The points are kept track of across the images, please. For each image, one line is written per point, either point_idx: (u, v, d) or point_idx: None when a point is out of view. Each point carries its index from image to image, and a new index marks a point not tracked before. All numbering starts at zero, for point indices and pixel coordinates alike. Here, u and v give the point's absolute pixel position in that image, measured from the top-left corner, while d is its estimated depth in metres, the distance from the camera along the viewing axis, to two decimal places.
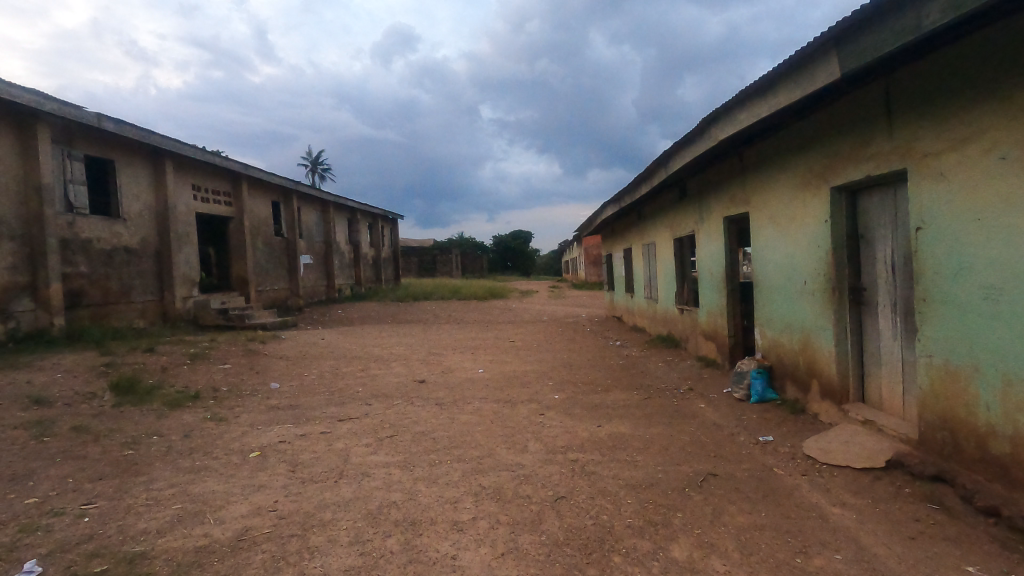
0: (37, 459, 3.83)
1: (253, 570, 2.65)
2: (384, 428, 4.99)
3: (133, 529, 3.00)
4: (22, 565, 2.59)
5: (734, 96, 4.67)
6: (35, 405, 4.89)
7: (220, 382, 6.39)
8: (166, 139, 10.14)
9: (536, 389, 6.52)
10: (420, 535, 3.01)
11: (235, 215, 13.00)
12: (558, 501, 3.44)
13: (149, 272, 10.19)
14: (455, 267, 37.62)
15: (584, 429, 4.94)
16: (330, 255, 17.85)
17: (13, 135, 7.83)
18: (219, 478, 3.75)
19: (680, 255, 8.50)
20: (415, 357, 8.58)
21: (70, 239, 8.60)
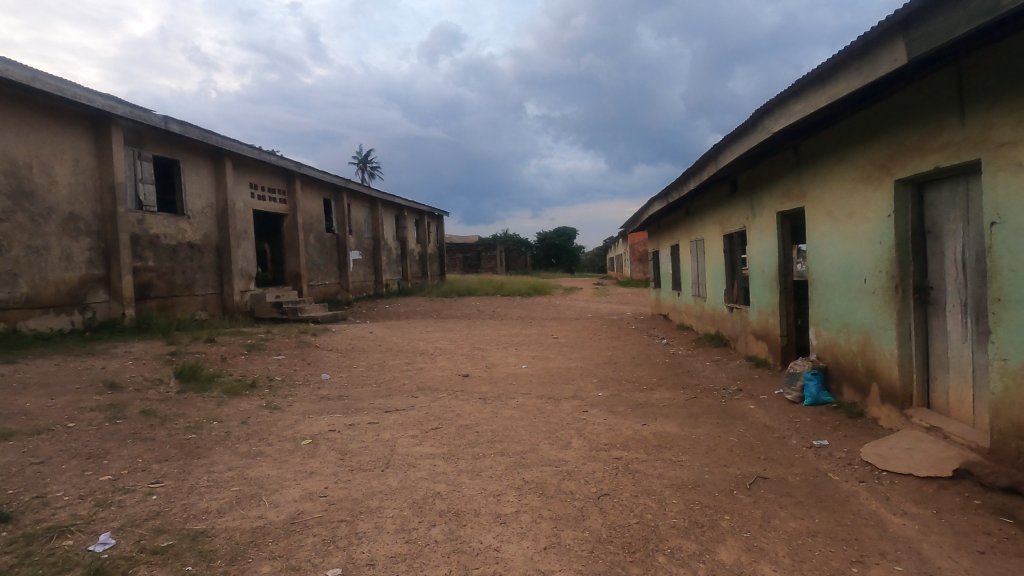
0: (111, 439, 4.11)
1: (305, 552, 2.76)
2: (428, 420, 5.08)
3: (196, 508, 3.18)
4: (98, 537, 2.79)
5: (789, 86, 4.49)
6: (108, 389, 5.24)
7: (274, 372, 6.67)
8: (225, 139, 10.63)
9: (579, 385, 6.50)
10: (464, 526, 3.06)
11: (289, 213, 13.47)
12: (602, 498, 3.42)
13: (210, 267, 10.73)
14: (499, 264, 37.74)
15: (628, 426, 4.89)
16: (378, 251, 18.28)
17: (90, 139, 8.38)
18: (273, 463, 3.92)
19: (730, 252, 8.25)
20: (459, 351, 8.71)
21: (140, 235, 9.15)
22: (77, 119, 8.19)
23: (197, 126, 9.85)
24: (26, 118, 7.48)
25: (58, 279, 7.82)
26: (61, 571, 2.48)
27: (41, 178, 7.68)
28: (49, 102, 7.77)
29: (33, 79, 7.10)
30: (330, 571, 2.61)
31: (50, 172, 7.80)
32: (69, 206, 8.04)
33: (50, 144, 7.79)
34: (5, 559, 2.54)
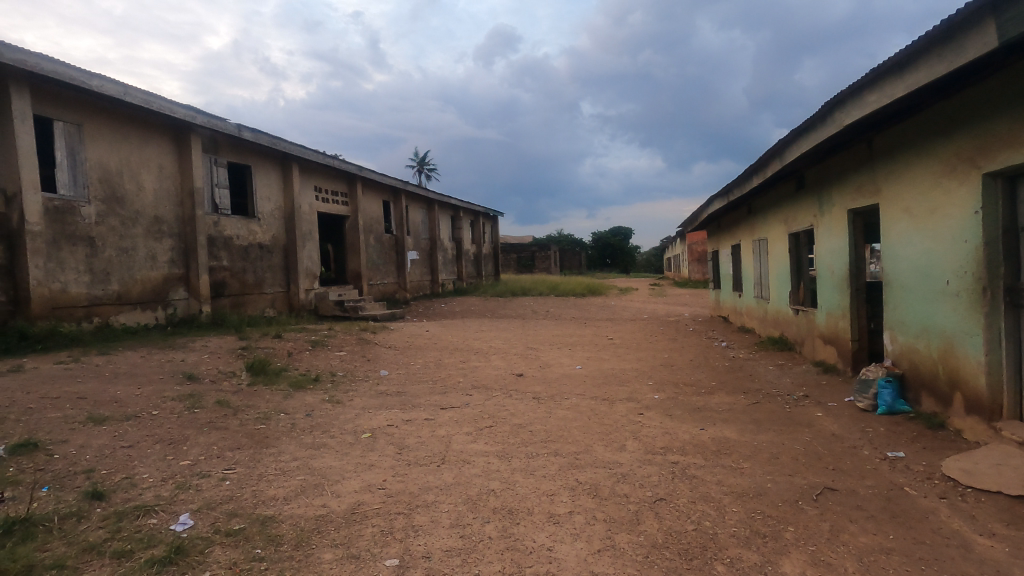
0: (189, 427, 4.40)
1: (364, 541, 2.87)
2: (483, 418, 5.15)
3: (264, 494, 3.36)
4: (178, 517, 3.00)
5: (863, 76, 4.25)
6: (187, 379, 5.62)
7: (337, 368, 6.95)
8: (293, 145, 11.18)
9: (635, 388, 6.38)
10: (517, 524, 3.08)
11: (351, 214, 13.97)
12: (657, 502, 3.35)
13: (278, 267, 11.29)
14: (553, 264, 37.65)
15: (685, 431, 4.77)
16: (434, 252, 18.66)
17: (172, 147, 9.02)
18: (335, 455, 4.08)
19: (796, 252, 7.88)
20: (513, 351, 8.77)
21: (215, 236, 9.75)
22: (162, 129, 8.84)
23: (267, 134, 10.40)
24: (118, 129, 8.14)
25: (144, 277, 8.45)
26: (146, 547, 2.68)
27: (131, 184, 8.33)
28: (138, 114, 8.42)
29: (124, 93, 7.72)
30: (387, 561, 2.69)
31: (139, 179, 8.44)
32: (154, 210, 8.69)
33: (139, 152, 8.44)
34: (99, 533, 2.77)
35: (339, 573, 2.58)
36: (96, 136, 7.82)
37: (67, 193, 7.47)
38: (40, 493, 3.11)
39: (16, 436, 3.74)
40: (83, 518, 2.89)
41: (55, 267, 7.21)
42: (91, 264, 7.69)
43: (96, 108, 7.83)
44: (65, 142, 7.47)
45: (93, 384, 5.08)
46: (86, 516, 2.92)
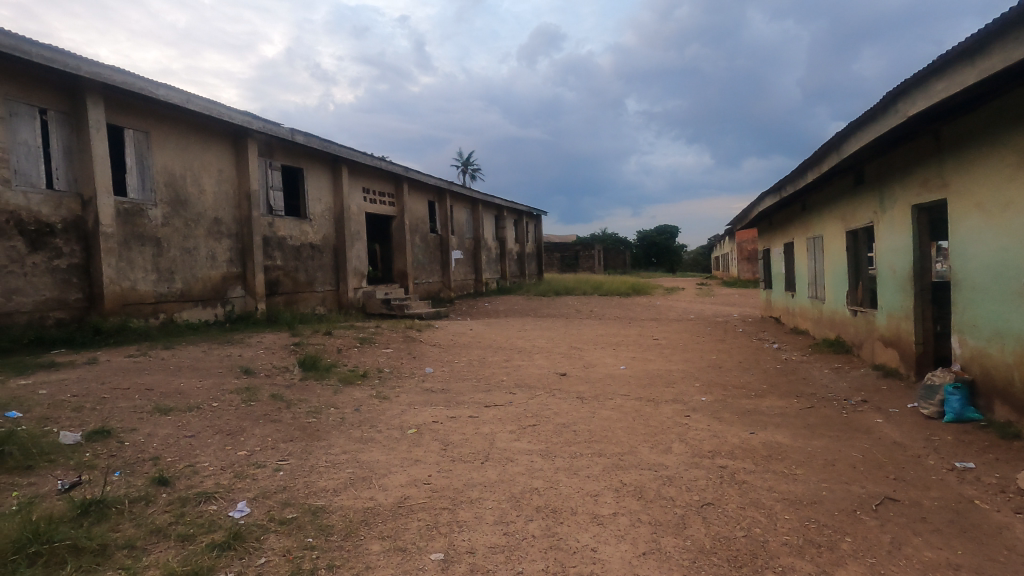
0: (246, 419, 4.61)
1: (411, 535, 2.93)
2: (526, 417, 5.16)
3: (316, 485, 3.48)
4: (236, 505, 3.15)
5: (929, 64, 4.02)
6: (244, 374, 5.88)
7: (383, 364, 7.12)
8: (342, 147, 11.52)
9: (681, 389, 6.25)
10: (561, 523, 3.07)
11: (397, 215, 14.26)
12: (705, 507, 3.28)
13: (328, 266, 11.66)
14: (597, 263, 37.29)
15: (734, 434, 4.64)
16: (478, 251, 18.82)
17: (231, 151, 9.45)
18: (382, 449, 4.19)
19: (854, 250, 7.51)
20: (557, 350, 8.74)
21: (270, 237, 10.17)
22: (221, 134, 9.27)
23: (318, 137, 10.75)
24: (182, 136, 8.59)
25: (205, 276, 8.89)
26: (207, 532, 2.82)
27: (193, 187, 8.78)
28: (200, 121, 8.87)
29: (187, 100, 8.15)
30: (432, 555, 2.74)
31: (200, 182, 8.89)
32: (214, 212, 9.13)
33: (200, 157, 8.89)
34: (164, 517, 2.94)
35: (386, 565, 2.64)
36: (161, 142, 8.28)
37: (136, 196, 7.94)
38: (113, 477, 3.32)
39: (92, 424, 4.01)
40: (150, 502, 3.07)
41: (126, 266, 7.68)
42: (157, 263, 8.15)
43: (162, 116, 8.29)
44: (134, 149, 7.94)
45: (159, 376, 5.39)
46: (153, 500, 3.10)
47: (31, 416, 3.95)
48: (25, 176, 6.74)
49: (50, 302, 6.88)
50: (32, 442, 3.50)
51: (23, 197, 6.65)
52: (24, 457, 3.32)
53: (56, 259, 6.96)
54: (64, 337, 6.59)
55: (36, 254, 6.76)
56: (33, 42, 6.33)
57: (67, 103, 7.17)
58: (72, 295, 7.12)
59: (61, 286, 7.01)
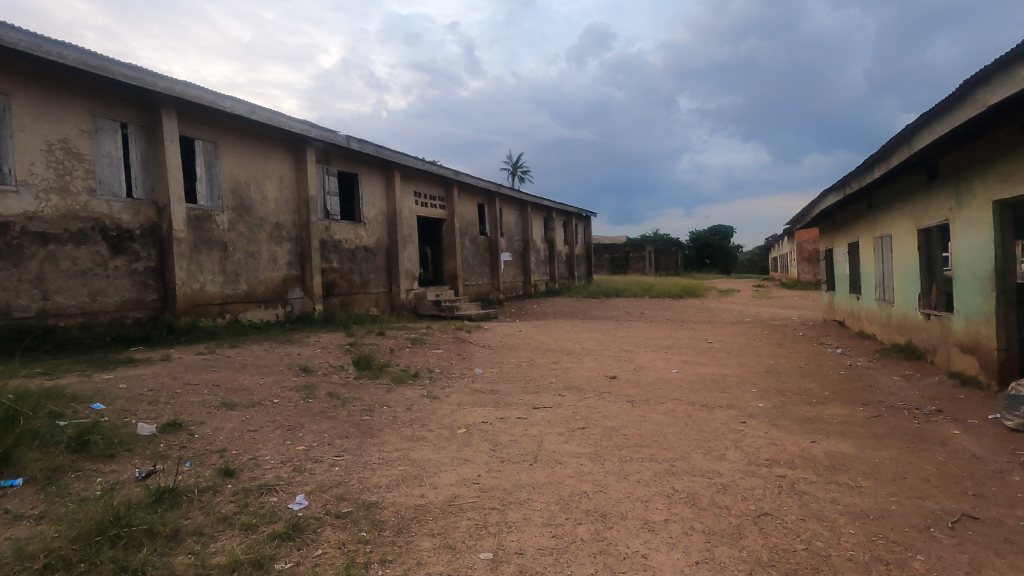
0: (304, 415, 4.80)
1: (460, 533, 2.97)
2: (575, 419, 5.12)
3: (369, 481, 3.59)
4: (295, 497, 3.28)
5: (1012, 49, 3.73)
6: (303, 372, 6.13)
7: (434, 365, 7.24)
8: (395, 153, 11.81)
9: (737, 394, 6.04)
10: (610, 528, 3.03)
11: (447, 218, 14.49)
12: (762, 517, 3.16)
13: (382, 268, 11.98)
14: (648, 264, 36.62)
15: (794, 442, 4.45)
16: (527, 253, 18.87)
17: (291, 159, 9.88)
18: (433, 448, 4.26)
19: (927, 250, 7.06)
20: (606, 352, 8.63)
21: (327, 240, 10.55)
22: (282, 143, 9.70)
23: (372, 143, 11.08)
24: (246, 145, 9.05)
25: (267, 278, 9.33)
26: (269, 522, 2.96)
27: (257, 194, 9.24)
28: (263, 131, 9.32)
29: (251, 111, 8.59)
30: (481, 554, 2.76)
31: (263, 189, 9.33)
32: (276, 218, 9.56)
33: (263, 165, 9.34)
34: (230, 506, 3.10)
35: (436, 562, 2.69)
36: (228, 152, 8.75)
37: (205, 203, 8.43)
38: (184, 467, 3.54)
39: (165, 417, 4.28)
40: (217, 492, 3.25)
41: (196, 269, 8.15)
42: (224, 266, 8.61)
43: (228, 127, 8.76)
44: (204, 158, 8.43)
45: (225, 372, 5.69)
46: (220, 490, 3.28)
47: (112, 408, 4.26)
48: (108, 186, 7.28)
49: (129, 303, 7.38)
50: (113, 432, 3.76)
51: (106, 206, 7.18)
52: (106, 446, 3.58)
53: (134, 263, 7.47)
54: (141, 335, 7.06)
55: (118, 258, 7.28)
56: (115, 61, 6.84)
57: (145, 117, 7.69)
58: (148, 296, 7.62)
59: (139, 287, 7.52)
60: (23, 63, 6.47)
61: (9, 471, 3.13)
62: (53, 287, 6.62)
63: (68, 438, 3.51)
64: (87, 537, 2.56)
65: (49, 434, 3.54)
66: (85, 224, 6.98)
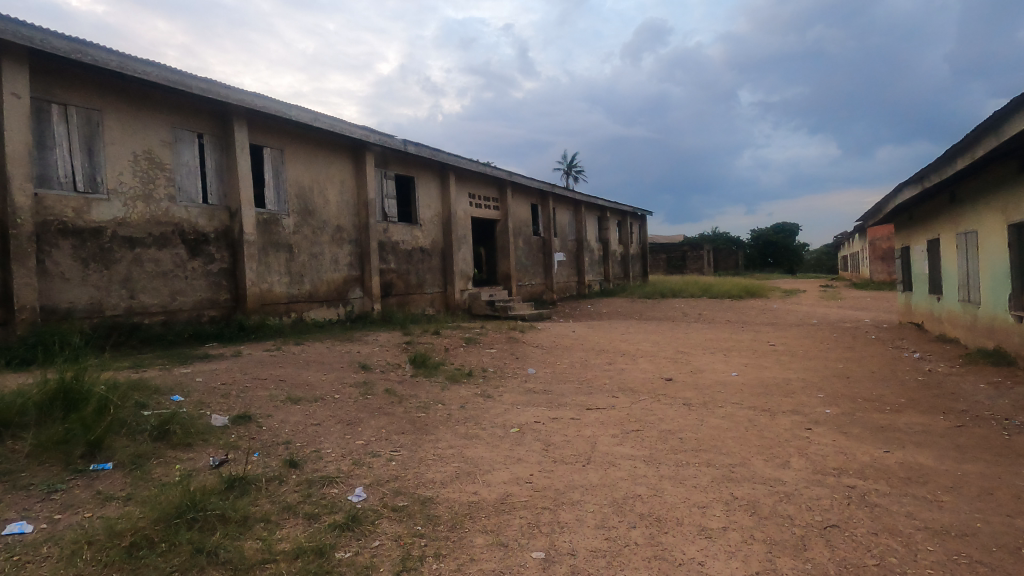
0: (363, 411, 4.97)
1: (513, 531, 2.99)
2: (629, 421, 5.04)
3: (424, 476, 3.67)
4: (354, 490, 3.40)
5: None
6: (362, 369, 6.35)
7: (487, 364, 7.32)
8: (450, 155, 12.03)
9: (802, 400, 5.76)
10: (665, 533, 2.97)
11: (501, 218, 14.60)
12: (829, 529, 3.00)
13: (437, 268, 12.22)
14: (706, 264, 35.54)
15: (865, 452, 4.20)
16: (580, 253, 18.75)
17: (351, 164, 10.25)
18: (486, 446, 4.31)
19: (1018, 247, 6.49)
20: (662, 354, 8.44)
21: (385, 242, 10.88)
22: (343, 148, 10.09)
23: (428, 146, 11.33)
24: (310, 151, 9.47)
25: (329, 278, 9.72)
26: (330, 512, 3.09)
27: (320, 198, 9.64)
28: (325, 137, 9.72)
29: (314, 119, 8.99)
30: (533, 553, 2.77)
31: (325, 193, 9.73)
32: (337, 221, 9.95)
33: (326, 170, 9.75)
34: (294, 495, 3.26)
35: (489, 559, 2.72)
36: (294, 158, 9.19)
37: (273, 207, 8.89)
38: (253, 457, 3.74)
39: (237, 409, 4.54)
40: (283, 482, 3.43)
41: (264, 270, 8.60)
42: (289, 267, 9.04)
43: (294, 135, 9.20)
44: (272, 165, 8.89)
45: (290, 368, 5.98)
46: (285, 479, 3.46)
47: (190, 400, 4.56)
48: (186, 193, 7.79)
49: (205, 302, 7.89)
50: (190, 421, 4.03)
51: (185, 211, 7.70)
52: (184, 435, 3.83)
53: (210, 264, 7.98)
54: (216, 332, 7.53)
55: (195, 260, 7.78)
56: (193, 76, 7.33)
57: (219, 127, 8.19)
58: (221, 296, 8.11)
59: (213, 288, 8.02)
60: (113, 81, 7.03)
61: (100, 455, 3.41)
62: (139, 287, 7.16)
63: (150, 427, 3.79)
64: (167, 519, 2.75)
65: (135, 422, 3.83)
66: (166, 229, 7.51)
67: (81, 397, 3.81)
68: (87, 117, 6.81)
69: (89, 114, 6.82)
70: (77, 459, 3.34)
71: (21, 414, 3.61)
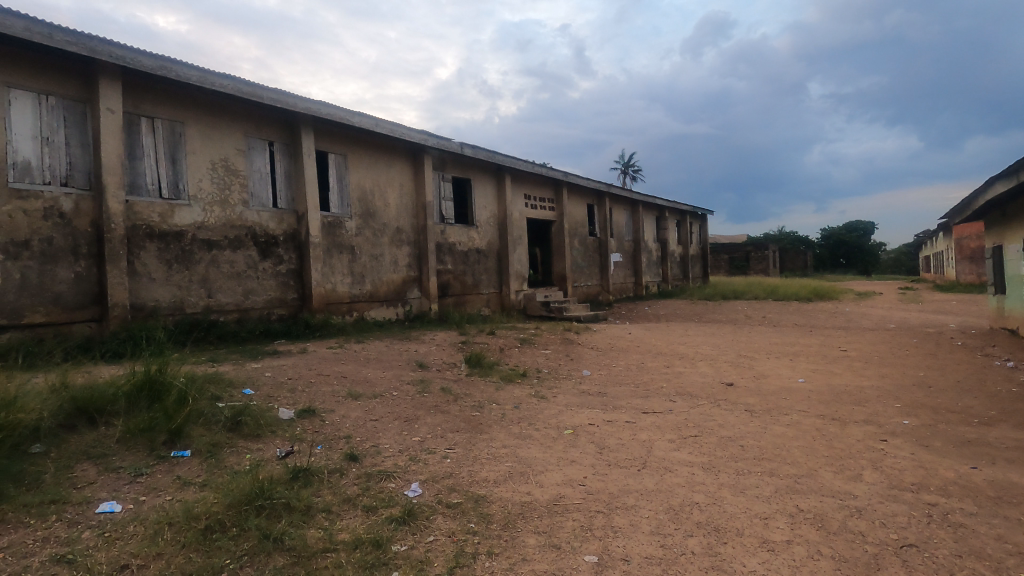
0: (420, 408, 5.09)
1: (565, 534, 2.97)
2: (687, 427, 4.89)
3: (478, 475, 3.72)
4: (410, 485, 3.48)
5: None
6: (419, 367, 6.51)
7: (542, 365, 7.32)
8: (506, 157, 12.14)
9: (876, 409, 5.41)
10: (724, 543, 2.87)
11: (556, 219, 14.56)
12: (905, 548, 2.81)
13: (493, 269, 12.33)
14: (772, 264, 33.97)
15: (947, 467, 3.89)
16: (637, 253, 18.40)
17: (410, 167, 10.51)
18: (539, 447, 4.31)
19: None
20: (722, 358, 8.15)
21: (442, 243, 11.10)
22: (402, 153, 10.37)
23: (485, 148, 11.47)
24: (371, 156, 9.80)
25: (389, 279, 10.01)
26: (388, 506, 3.18)
27: (380, 201, 9.95)
28: (385, 141, 10.03)
29: (376, 125, 9.29)
30: (586, 556, 2.75)
31: (386, 196, 10.04)
32: (397, 223, 10.23)
33: (386, 174, 10.06)
34: (354, 488, 3.39)
35: (541, 559, 2.72)
36: (356, 163, 9.54)
37: (336, 211, 9.26)
38: (316, 449, 3.91)
39: (302, 403, 4.77)
40: (343, 474, 3.56)
41: (328, 271, 8.98)
42: (352, 268, 9.39)
43: (357, 141, 9.54)
44: (336, 170, 9.26)
45: (352, 365, 6.20)
46: (346, 472, 3.59)
47: (260, 394, 4.82)
48: (258, 198, 8.25)
49: (274, 301, 8.32)
50: (260, 414, 4.26)
51: (257, 215, 8.16)
52: (254, 427, 4.06)
53: (279, 265, 8.41)
54: (283, 330, 7.92)
55: (265, 261, 8.23)
56: (264, 87, 7.75)
57: (288, 135, 8.62)
58: (289, 295, 8.52)
59: (282, 287, 8.45)
60: (194, 95, 7.54)
61: (180, 443, 3.67)
62: (216, 286, 7.64)
63: (224, 418, 4.03)
64: (238, 505, 2.91)
65: (210, 413, 4.09)
66: (240, 232, 7.98)
67: (164, 388, 4.10)
68: (170, 129, 7.33)
69: (172, 126, 7.34)
70: (159, 446, 3.60)
71: (113, 402, 3.93)
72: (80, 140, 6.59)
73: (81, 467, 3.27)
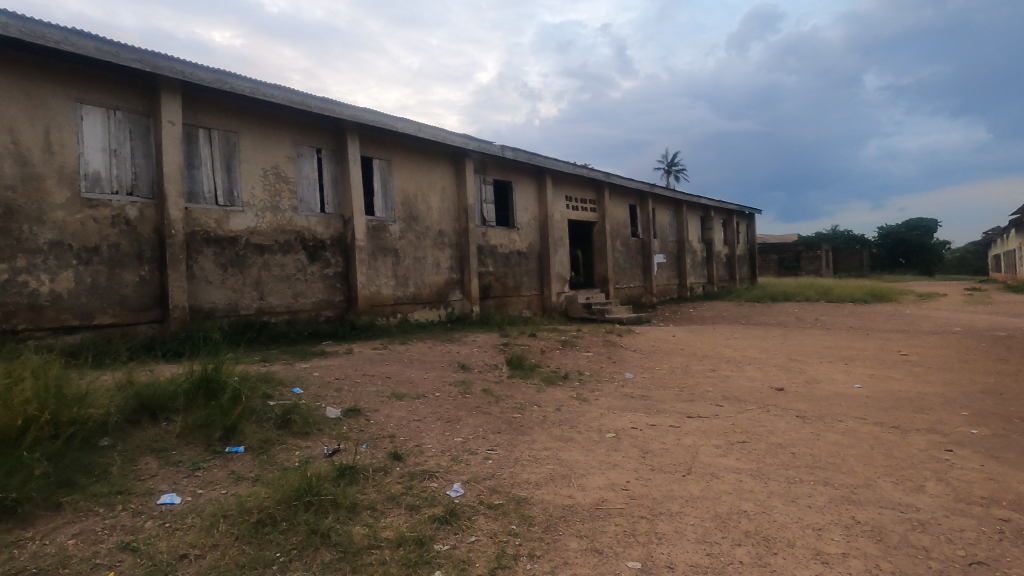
0: (462, 409, 5.13)
1: (608, 538, 2.93)
2: (735, 432, 4.75)
3: (519, 476, 3.72)
4: (452, 485, 3.52)
5: None
6: (461, 368, 6.57)
7: (583, 367, 7.26)
8: (547, 159, 12.12)
9: (940, 417, 5.11)
10: (774, 554, 2.76)
11: (598, 220, 14.43)
12: (974, 566, 2.63)
13: (534, 271, 12.34)
14: (824, 264, 32.59)
15: (1021, 480, 3.63)
16: (682, 254, 18.02)
17: (452, 171, 10.65)
18: (581, 450, 4.27)
19: None
20: (771, 361, 7.88)
21: (484, 245, 11.19)
22: (444, 157, 10.52)
23: (525, 151, 11.49)
24: (414, 161, 9.97)
25: (432, 281, 10.16)
26: (430, 505, 3.22)
27: (423, 205, 10.12)
28: (428, 146, 10.20)
29: (418, 130, 9.46)
30: (630, 562, 2.70)
31: (428, 200, 10.20)
32: (439, 226, 10.38)
33: (428, 178, 10.22)
34: (398, 486, 3.45)
35: (582, 563, 2.69)
36: (400, 168, 9.73)
37: (381, 215, 9.47)
38: (361, 448, 4.00)
39: (348, 402, 4.89)
40: (387, 473, 3.63)
41: (373, 273, 9.19)
42: (396, 271, 9.58)
43: (400, 146, 9.74)
44: (380, 175, 9.47)
45: (395, 366, 6.32)
46: (390, 471, 3.66)
47: (308, 393, 4.97)
48: (307, 203, 8.53)
49: (322, 303, 8.58)
50: (309, 412, 4.39)
51: (306, 220, 8.43)
52: (303, 425, 4.19)
53: (326, 268, 8.66)
54: (330, 331, 8.16)
55: (313, 264, 8.49)
56: (312, 96, 8.01)
57: (334, 142, 8.88)
58: (336, 297, 8.77)
59: (329, 289, 8.70)
60: (247, 106, 7.87)
61: (235, 439, 3.83)
62: (268, 289, 7.95)
63: (275, 415, 4.18)
64: (288, 500, 3.01)
65: (262, 411, 4.24)
66: (290, 236, 8.26)
67: (219, 386, 4.28)
68: (225, 139, 7.67)
69: (227, 136, 7.68)
70: (215, 441, 3.77)
71: (173, 399, 4.13)
72: (143, 151, 6.99)
73: (144, 460, 3.46)
